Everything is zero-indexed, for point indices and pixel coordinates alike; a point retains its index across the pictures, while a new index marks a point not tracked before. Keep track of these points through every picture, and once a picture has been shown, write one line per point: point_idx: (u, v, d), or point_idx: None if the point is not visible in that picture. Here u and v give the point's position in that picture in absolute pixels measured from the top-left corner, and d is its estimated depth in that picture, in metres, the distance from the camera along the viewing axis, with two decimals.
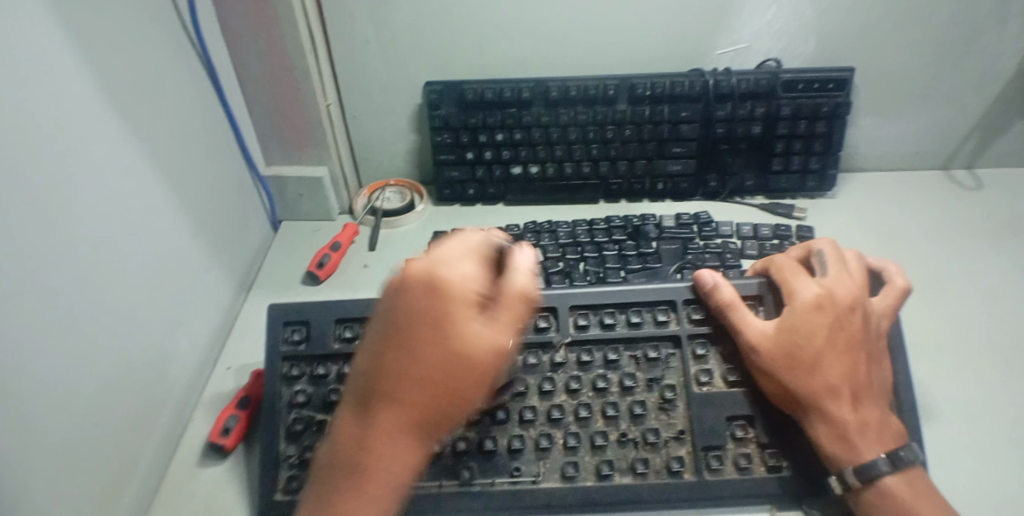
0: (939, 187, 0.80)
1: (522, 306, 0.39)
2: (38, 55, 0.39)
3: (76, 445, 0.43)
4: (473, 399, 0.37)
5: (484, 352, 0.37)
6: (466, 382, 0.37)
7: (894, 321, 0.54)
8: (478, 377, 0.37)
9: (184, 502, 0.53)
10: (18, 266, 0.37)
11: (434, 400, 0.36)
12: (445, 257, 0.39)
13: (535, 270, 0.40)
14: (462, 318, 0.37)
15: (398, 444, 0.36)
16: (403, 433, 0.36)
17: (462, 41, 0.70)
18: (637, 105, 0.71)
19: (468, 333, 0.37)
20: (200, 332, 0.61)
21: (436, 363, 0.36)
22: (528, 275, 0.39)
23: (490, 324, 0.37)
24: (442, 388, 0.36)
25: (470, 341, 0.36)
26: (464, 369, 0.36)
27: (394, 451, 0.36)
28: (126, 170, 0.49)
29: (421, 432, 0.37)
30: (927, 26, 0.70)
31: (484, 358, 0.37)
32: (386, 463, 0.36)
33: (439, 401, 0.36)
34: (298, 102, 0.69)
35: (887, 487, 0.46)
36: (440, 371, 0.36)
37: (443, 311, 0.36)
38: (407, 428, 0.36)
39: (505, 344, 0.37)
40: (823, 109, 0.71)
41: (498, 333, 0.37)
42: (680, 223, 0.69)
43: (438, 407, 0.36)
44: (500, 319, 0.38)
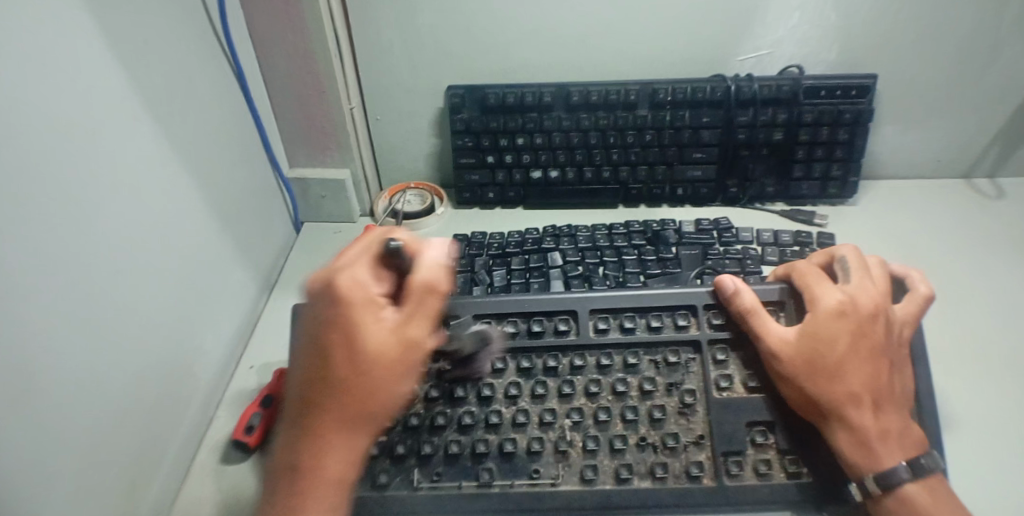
0: (961, 195, 0.79)
1: (433, 299, 0.43)
2: (75, 56, 0.41)
3: (103, 437, 0.44)
4: (395, 387, 0.42)
5: (393, 344, 0.41)
6: (386, 373, 0.41)
7: (917, 328, 0.53)
8: (396, 367, 0.42)
9: (207, 498, 0.54)
10: (50, 260, 0.38)
11: (354, 395, 0.41)
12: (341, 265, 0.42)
13: (442, 263, 0.43)
14: (366, 320, 0.41)
15: (336, 439, 0.41)
16: (339, 428, 0.41)
17: (484, 46, 0.71)
18: (659, 110, 0.71)
19: (376, 331, 0.41)
20: (224, 330, 0.63)
21: (350, 363, 0.40)
22: (437, 266, 0.43)
23: (397, 318, 0.42)
24: (363, 382, 0.41)
25: (377, 339, 0.41)
26: (376, 364, 0.41)
27: (334, 445, 0.41)
28: (156, 169, 0.51)
29: (355, 422, 0.41)
30: (953, 32, 0.69)
31: (394, 352, 0.41)
32: (326, 458, 0.41)
33: (363, 394, 0.41)
34: (324, 105, 0.70)
35: (908, 494, 0.45)
36: (354, 370, 0.40)
37: (345, 318, 0.40)
38: (340, 423, 0.41)
39: (415, 334, 0.42)
40: (846, 116, 0.70)
41: (407, 325, 0.42)
42: (700, 228, 0.69)
43: (362, 400, 0.41)
44: (407, 313, 0.42)
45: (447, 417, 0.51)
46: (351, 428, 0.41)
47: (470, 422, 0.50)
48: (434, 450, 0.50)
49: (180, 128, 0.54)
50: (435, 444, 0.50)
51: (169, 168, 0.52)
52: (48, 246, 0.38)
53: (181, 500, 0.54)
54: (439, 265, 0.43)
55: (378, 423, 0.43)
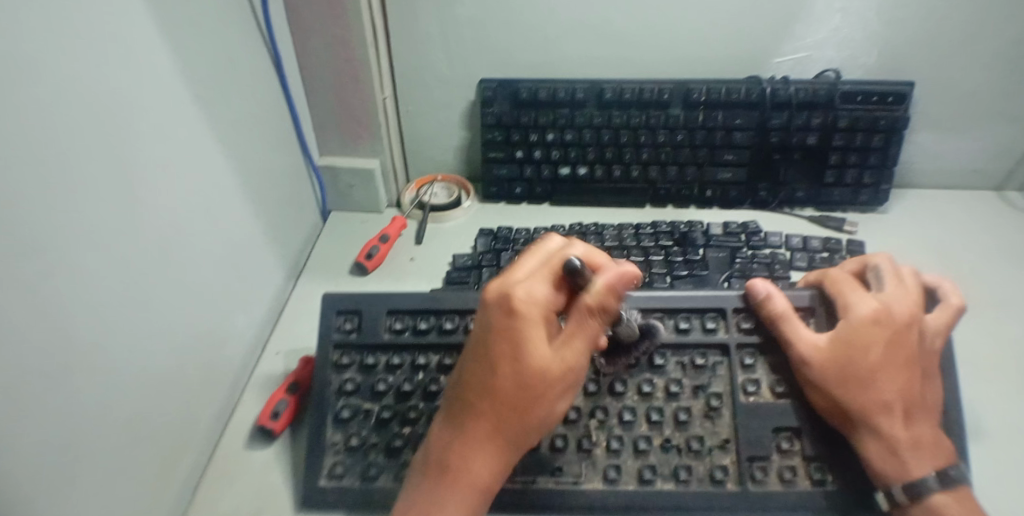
0: (995, 208, 0.78)
1: (593, 322, 0.41)
2: (125, 38, 0.42)
3: (140, 413, 0.45)
4: (549, 404, 0.42)
5: (555, 366, 0.41)
6: (544, 392, 0.41)
7: (948, 339, 0.53)
8: (552, 386, 0.41)
9: (232, 480, 0.55)
10: (97, 238, 0.39)
11: (515, 406, 0.41)
12: (518, 280, 0.42)
13: (618, 286, 0.42)
14: (536, 339, 0.41)
15: (485, 449, 0.42)
16: (489, 438, 0.42)
17: (519, 40, 0.70)
18: (693, 110, 0.70)
19: (543, 350, 0.41)
20: (252, 314, 0.63)
21: (516, 376, 0.41)
22: (604, 287, 0.41)
23: (559, 338, 0.42)
24: (525, 400, 0.41)
25: (543, 357, 0.41)
26: (542, 384, 0.41)
27: (481, 454, 0.41)
28: (198, 154, 0.51)
29: (506, 434, 0.42)
30: (997, 41, 0.68)
31: (557, 373, 0.41)
32: (472, 465, 0.41)
33: (518, 409, 0.41)
34: (357, 94, 0.71)
35: (937, 504, 0.45)
36: (519, 386, 0.41)
37: (518, 332, 0.40)
38: (493, 434, 0.41)
39: (573, 358, 0.41)
40: (881, 122, 0.70)
41: (568, 347, 0.41)
42: (727, 231, 0.69)
43: (516, 414, 0.41)
44: (568, 333, 0.42)
45: None
46: (503, 440, 0.42)
47: None
48: None
49: (220, 112, 0.54)
50: None
51: (208, 151, 0.53)
52: (90, 223, 0.39)
53: (206, 482, 0.55)
54: (610, 286, 0.42)
55: (525, 441, 0.43)
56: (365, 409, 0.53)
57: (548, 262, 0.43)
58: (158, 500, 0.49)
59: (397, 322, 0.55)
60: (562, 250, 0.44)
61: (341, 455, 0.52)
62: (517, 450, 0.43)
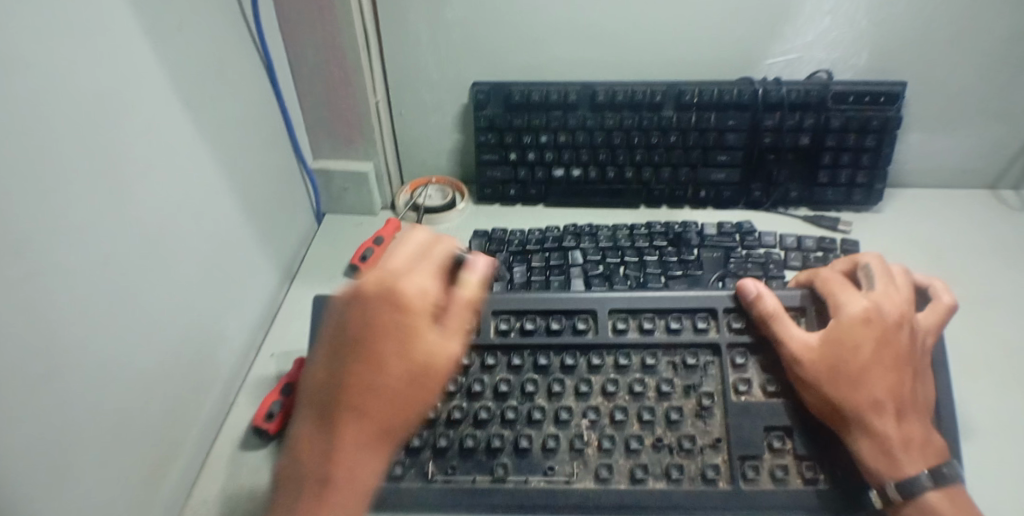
0: (988, 207, 0.78)
1: (472, 315, 0.45)
2: (112, 43, 0.42)
3: (130, 416, 0.45)
4: (428, 399, 0.43)
5: (436, 360, 0.43)
6: (424, 384, 0.42)
7: (939, 338, 0.53)
8: (434, 381, 0.43)
9: (227, 483, 0.55)
10: (86, 238, 0.40)
11: (394, 401, 0.41)
12: (400, 273, 0.44)
13: (485, 280, 0.46)
14: (416, 329, 0.42)
15: (364, 448, 0.40)
16: (371, 437, 0.41)
17: (511, 42, 0.71)
18: (685, 112, 0.71)
19: (422, 340, 0.42)
20: (247, 317, 0.64)
21: (397, 368, 0.41)
22: (477, 281, 0.45)
23: (440, 332, 0.43)
24: (403, 392, 0.41)
25: (423, 347, 0.42)
26: (424, 375, 0.42)
27: (361, 456, 0.40)
28: (189, 157, 0.52)
29: (388, 432, 0.41)
30: (986, 39, 0.68)
31: (438, 365, 0.43)
32: (354, 467, 0.40)
33: (400, 405, 0.42)
34: (351, 99, 0.71)
35: (931, 503, 0.45)
36: (397, 379, 0.41)
37: (401, 323, 0.42)
38: (374, 432, 0.41)
39: (455, 351, 0.43)
40: (873, 122, 0.70)
41: (454, 339, 0.43)
42: (722, 231, 0.69)
43: (396, 408, 0.41)
44: (448, 327, 0.44)
45: (463, 410, 0.51)
46: (379, 438, 0.41)
47: (486, 417, 0.51)
48: (450, 443, 0.50)
49: (210, 115, 0.55)
50: (451, 438, 0.50)
51: (198, 152, 0.53)
52: (82, 219, 0.39)
53: (199, 485, 0.55)
54: (482, 282, 0.46)
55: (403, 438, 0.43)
56: None
57: (427, 257, 0.45)
58: (147, 503, 0.48)
59: None
60: (432, 245, 0.46)
61: None
62: (394, 447, 0.42)
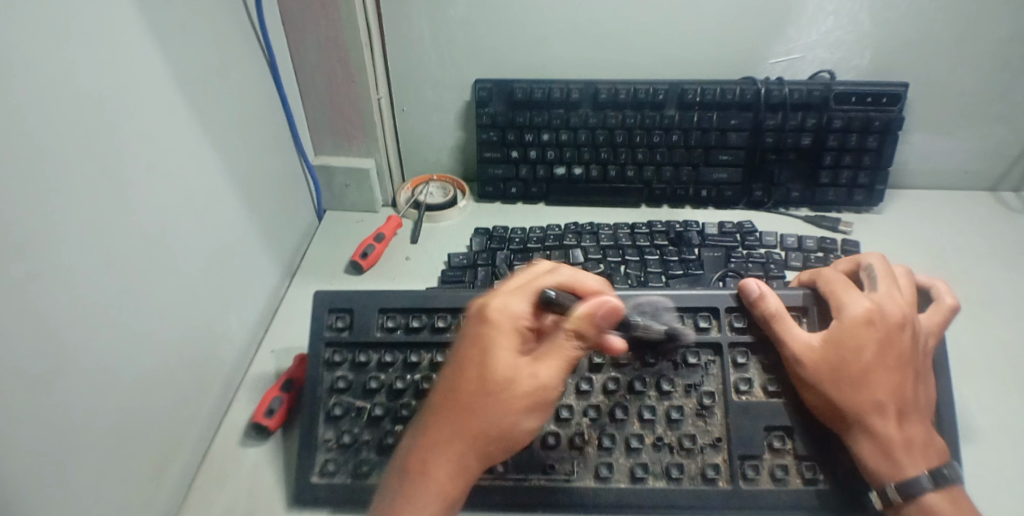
0: (988, 209, 0.78)
1: (569, 344, 0.43)
2: (115, 39, 0.42)
3: (132, 414, 0.45)
4: (516, 420, 0.42)
5: (526, 380, 0.42)
6: (510, 404, 0.41)
7: (941, 339, 0.53)
8: (520, 401, 0.42)
9: (227, 479, 0.55)
10: (88, 234, 0.40)
11: (478, 417, 0.41)
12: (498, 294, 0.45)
13: (597, 317, 0.43)
14: (500, 347, 0.42)
15: (447, 457, 0.41)
16: (454, 447, 0.41)
17: (514, 40, 0.71)
18: (688, 111, 0.71)
19: (506, 360, 0.42)
20: (247, 313, 0.64)
21: (481, 383, 0.41)
22: (583, 314, 0.42)
23: (537, 354, 0.43)
24: (488, 409, 0.41)
25: (508, 367, 0.42)
26: (509, 393, 0.41)
27: (441, 463, 0.41)
28: (191, 153, 0.52)
29: (472, 445, 0.41)
30: (989, 41, 0.68)
31: (524, 385, 0.42)
32: (434, 471, 0.41)
33: (485, 422, 0.41)
34: (353, 95, 0.71)
35: (932, 504, 0.45)
36: (480, 395, 0.41)
37: (487, 337, 0.42)
38: (458, 443, 0.41)
39: (547, 375, 0.42)
40: (875, 123, 0.70)
41: (545, 365, 0.42)
42: (723, 231, 0.69)
43: (479, 423, 0.41)
44: (545, 350, 0.43)
45: None
46: (464, 451, 0.41)
47: None
48: None
49: (213, 113, 0.55)
50: None
51: (201, 147, 0.53)
52: (83, 218, 0.39)
53: (199, 481, 0.55)
54: (590, 317, 0.42)
55: (490, 456, 0.42)
56: (358, 406, 0.53)
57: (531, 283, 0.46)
58: (148, 502, 0.48)
59: (389, 320, 0.55)
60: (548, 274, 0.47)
61: (333, 453, 0.52)
62: (482, 463, 0.42)
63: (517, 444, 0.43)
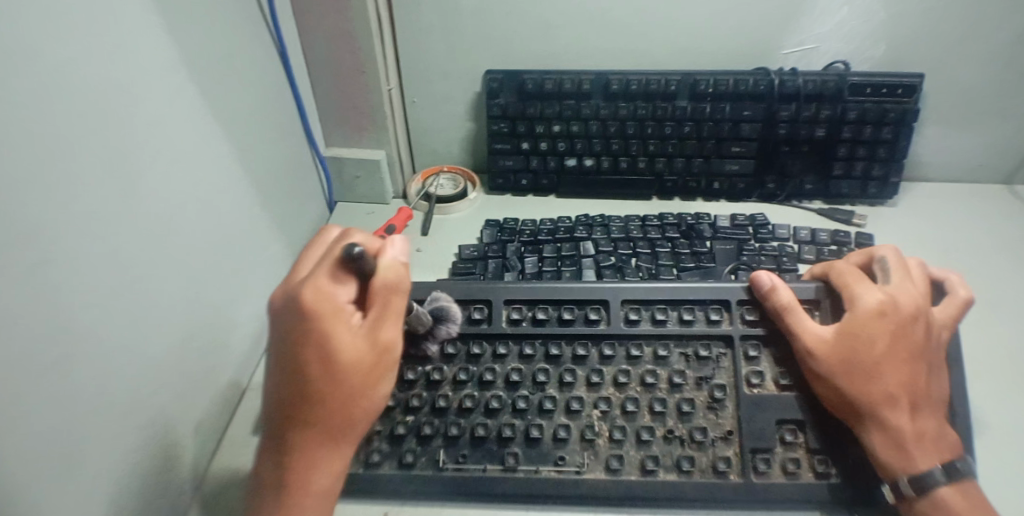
0: (1005, 202, 0.77)
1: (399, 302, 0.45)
2: (126, 31, 0.42)
3: (144, 404, 0.46)
4: (371, 391, 0.44)
5: (364, 350, 0.43)
6: (355, 382, 0.43)
7: (955, 332, 0.52)
8: (361, 376, 0.43)
9: (240, 468, 0.56)
10: (101, 224, 0.40)
11: (332, 405, 0.43)
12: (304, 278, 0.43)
13: (401, 263, 0.45)
14: (334, 332, 0.42)
15: (314, 448, 0.43)
16: (320, 434, 0.43)
17: (524, 31, 0.70)
18: (700, 102, 0.70)
19: (345, 341, 0.42)
20: (259, 304, 0.64)
21: (324, 372, 0.42)
22: (390, 268, 0.45)
23: (366, 324, 0.44)
24: (331, 394, 0.43)
25: (345, 347, 0.42)
26: (348, 374, 0.43)
27: (313, 458, 0.43)
28: (203, 144, 0.52)
29: (336, 427, 0.43)
30: (1009, 31, 0.67)
31: (361, 360, 0.43)
32: (314, 468, 0.43)
33: (337, 407, 0.43)
34: (363, 87, 0.71)
35: (945, 499, 0.44)
36: (325, 383, 0.42)
37: (315, 329, 0.41)
38: (318, 434, 0.43)
39: (387, 337, 0.44)
40: (891, 114, 0.69)
41: (375, 330, 0.44)
42: (735, 223, 0.69)
43: (333, 410, 0.43)
44: (374, 316, 0.44)
45: (474, 399, 0.51)
46: (329, 436, 0.43)
47: (497, 406, 0.51)
48: (462, 431, 0.50)
49: (223, 104, 0.55)
50: (462, 426, 0.51)
51: (212, 139, 0.53)
52: (96, 210, 0.39)
53: (212, 469, 0.56)
54: (393, 269, 0.45)
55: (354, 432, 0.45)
56: None
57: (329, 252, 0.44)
58: (161, 490, 0.49)
59: None
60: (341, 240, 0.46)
61: None
62: (350, 441, 0.45)
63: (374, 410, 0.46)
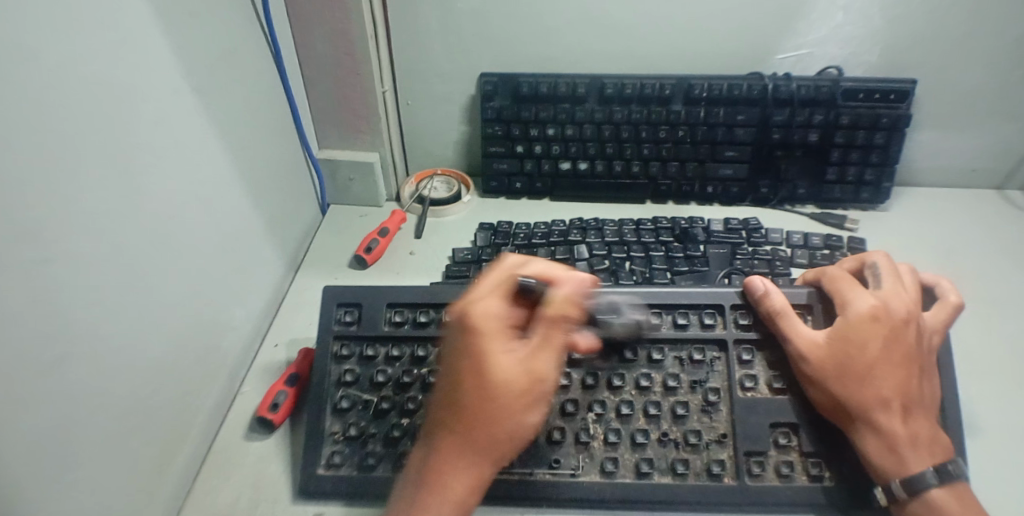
0: (996, 207, 0.78)
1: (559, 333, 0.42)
2: (124, 30, 0.42)
3: (137, 406, 0.45)
4: (517, 416, 0.41)
5: (519, 375, 0.41)
6: (507, 405, 0.41)
7: (947, 336, 0.53)
8: (515, 401, 0.41)
9: (231, 473, 0.55)
10: (95, 224, 0.39)
11: (484, 425, 0.41)
12: (477, 297, 0.43)
13: (577, 296, 0.43)
14: (494, 351, 0.41)
15: (458, 465, 0.41)
16: (461, 452, 0.41)
17: (521, 34, 0.71)
18: (694, 106, 0.70)
19: (503, 363, 0.41)
20: (253, 305, 0.63)
21: (478, 389, 0.41)
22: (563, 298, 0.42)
23: (524, 350, 0.42)
24: (483, 413, 0.41)
25: (504, 368, 0.41)
26: (505, 396, 0.41)
27: (451, 472, 0.41)
28: (198, 144, 0.52)
29: (480, 450, 0.41)
30: (999, 38, 0.68)
31: (518, 383, 0.41)
32: (450, 483, 0.41)
33: (488, 427, 0.41)
34: (359, 88, 0.71)
35: (938, 502, 0.45)
36: (477, 400, 0.41)
37: (476, 346, 0.41)
38: (464, 451, 0.41)
39: (540, 367, 0.41)
40: (883, 119, 0.70)
41: (533, 357, 0.41)
42: (728, 228, 0.69)
43: (480, 429, 0.41)
44: (534, 344, 0.42)
45: None
46: (474, 454, 0.41)
47: None
48: None
49: (219, 104, 0.55)
50: None
51: (207, 139, 0.53)
52: (91, 209, 0.39)
53: (204, 475, 0.55)
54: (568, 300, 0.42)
55: (496, 456, 0.42)
56: (364, 400, 0.53)
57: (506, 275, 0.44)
58: (153, 495, 0.48)
59: (397, 314, 0.55)
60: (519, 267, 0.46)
61: (339, 445, 0.52)
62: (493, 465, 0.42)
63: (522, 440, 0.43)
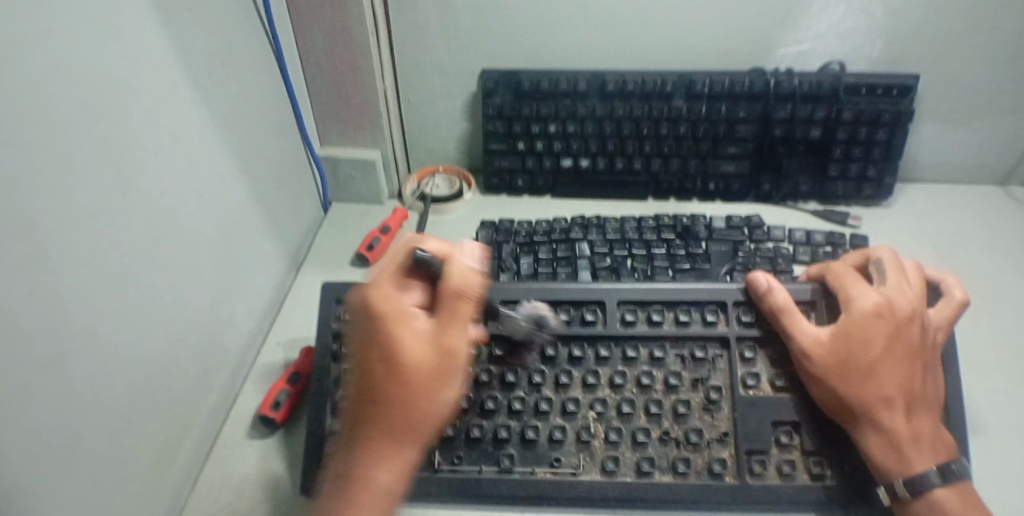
0: (1000, 203, 0.77)
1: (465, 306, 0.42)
2: (122, 30, 0.42)
3: (138, 405, 0.45)
4: (437, 396, 0.42)
5: (427, 354, 0.42)
6: (420, 386, 0.41)
7: (951, 333, 0.52)
8: (425, 381, 0.41)
9: (233, 471, 0.55)
10: (95, 224, 0.40)
11: (398, 407, 0.41)
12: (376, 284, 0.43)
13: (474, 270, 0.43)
14: (399, 334, 0.41)
15: (386, 448, 0.42)
16: (386, 436, 0.42)
17: (521, 31, 0.70)
18: (695, 102, 0.70)
19: (411, 344, 0.41)
20: (253, 304, 0.64)
21: (387, 372, 0.41)
22: (461, 272, 0.43)
23: (429, 330, 0.42)
24: (400, 396, 0.41)
25: (411, 350, 0.41)
26: (414, 377, 0.41)
27: (381, 457, 0.42)
28: (198, 143, 0.52)
29: (399, 432, 0.42)
30: (1004, 32, 0.67)
31: (427, 364, 0.41)
32: (378, 467, 0.41)
33: (404, 409, 0.41)
34: (359, 86, 0.71)
35: (941, 501, 0.45)
36: (391, 383, 0.41)
37: (383, 332, 0.41)
38: (387, 435, 0.42)
39: (449, 344, 0.42)
40: (886, 115, 0.69)
41: (437, 336, 0.42)
42: (730, 225, 0.69)
43: (403, 412, 0.41)
44: (438, 321, 0.42)
45: (469, 400, 0.51)
46: (396, 437, 0.42)
47: (493, 407, 0.50)
48: (457, 432, 0.50)
49: (218, 102, 0.54)
50: (457, 427, 0.50)
51: (207, 138, 0.53)
52: (90, 209, 0.39)
53: (205, 473, 0.55)
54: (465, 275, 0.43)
55: (419, 437, 0.43)
56: None
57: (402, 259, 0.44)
58: (154, 492, 0.48)
59: None
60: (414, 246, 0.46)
61: None
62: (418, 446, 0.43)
63: (443, 417, 0.43)
